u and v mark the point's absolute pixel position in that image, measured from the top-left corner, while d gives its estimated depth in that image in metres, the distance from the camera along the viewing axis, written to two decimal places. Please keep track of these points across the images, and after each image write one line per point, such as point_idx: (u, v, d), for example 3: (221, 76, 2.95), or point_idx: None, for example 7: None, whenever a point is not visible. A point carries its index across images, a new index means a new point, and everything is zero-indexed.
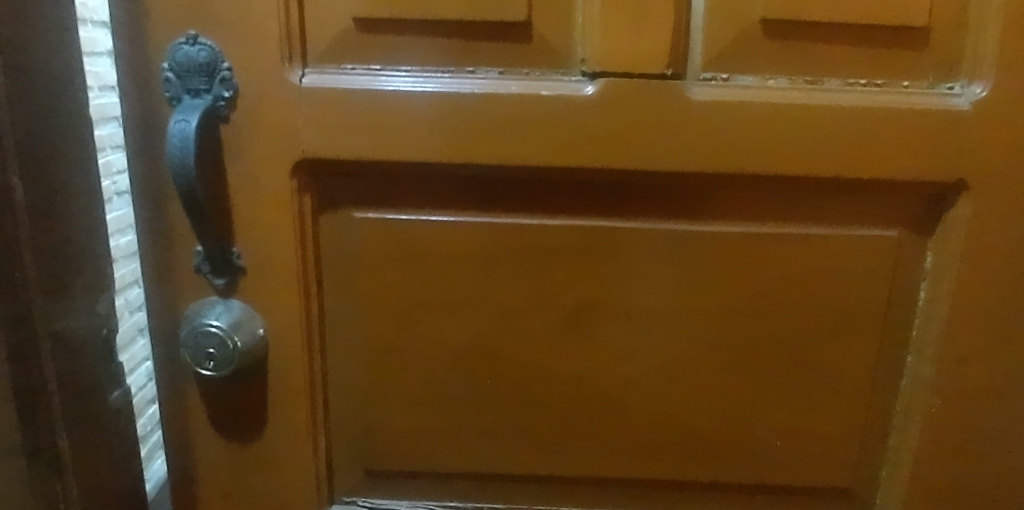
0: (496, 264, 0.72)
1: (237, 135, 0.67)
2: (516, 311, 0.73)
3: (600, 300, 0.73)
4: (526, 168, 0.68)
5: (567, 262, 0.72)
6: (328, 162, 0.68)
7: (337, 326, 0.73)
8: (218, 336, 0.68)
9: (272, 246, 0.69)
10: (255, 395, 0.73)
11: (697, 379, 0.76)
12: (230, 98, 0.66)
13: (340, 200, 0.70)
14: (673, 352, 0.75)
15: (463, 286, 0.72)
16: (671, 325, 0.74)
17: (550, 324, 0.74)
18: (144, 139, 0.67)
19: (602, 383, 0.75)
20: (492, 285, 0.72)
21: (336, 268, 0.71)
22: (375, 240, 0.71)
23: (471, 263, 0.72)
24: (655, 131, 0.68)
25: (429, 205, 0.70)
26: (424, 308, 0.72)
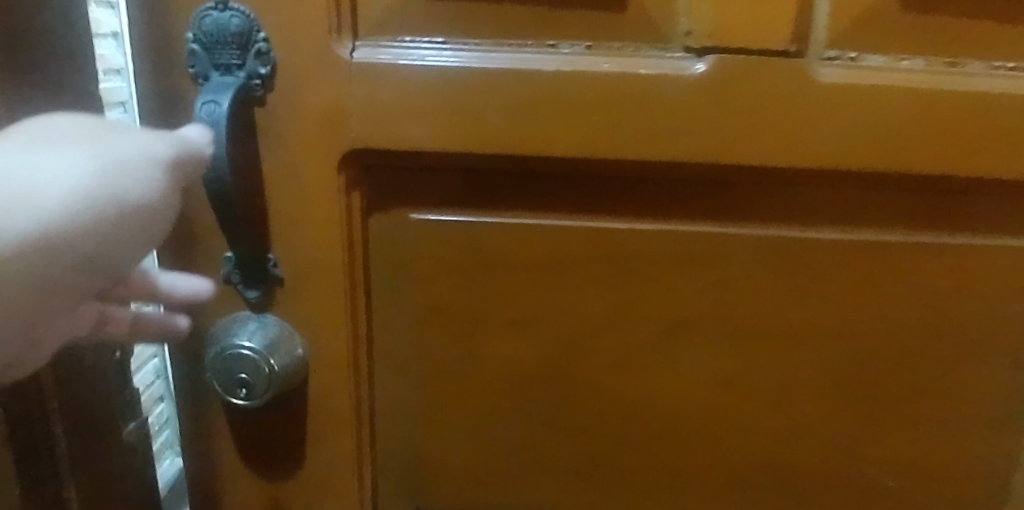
0: (573, 274, 0.61)
1: (276, 120, 0.56)
2: (595, 328, 0.63)
3: (689, 316, 0.63)
4: (616, 162, 0.58)
5: (656, 270, 0.62)
6: (382, 154, 0.58)
7: (388, 344, 0.63)
8: (251, 360, 0.58)
9: (314, 253, 0.59)
10: (292, 425, 0.63)
11: (800, 409, 0.66)
12: (268, 75, 0.55)
13: (394, 197, 0.60)
14: (773, 377, 0.65)
15: (535, 301, 0.62)
16: (771, 345, 0.64)
17: (634, 342, 0.64)
18: (167, 124, 0.57)
19: (690, 413, 0.65)
20: (567, 298, 0.62)
21: (388, 278, 0.61)
22: (434, 245, 0.60)
23: (546, 274, 0.61)
24: (771, 121, 0.57)
25: (498, 203, 0.60)
26: (490, 324, 0.62)
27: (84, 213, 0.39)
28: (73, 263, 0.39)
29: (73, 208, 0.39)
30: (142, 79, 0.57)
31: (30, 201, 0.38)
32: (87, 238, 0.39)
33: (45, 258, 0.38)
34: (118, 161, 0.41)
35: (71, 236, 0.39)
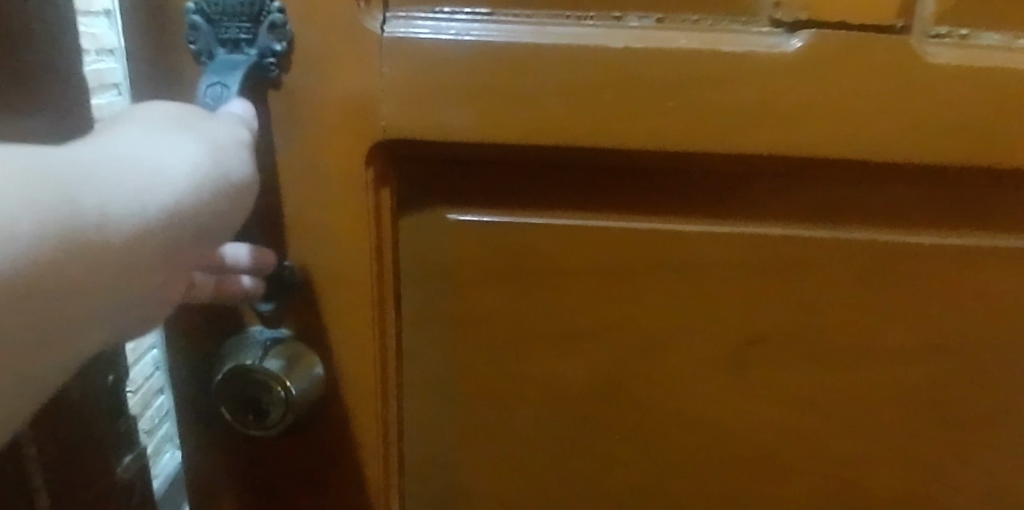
0: (631, 283, 0.54)
1: (295, 105, 0.48)
2: (653, 344, 0.55)
3: (762, 332, 0.55)
4: (687, 154, 0.49)
5: (726, 279, 0.54)
6: (416, 145, 0.49)
7: (420, 362, 0.55)
8: (263, 387, 0.50)
9: (338, 260, 0.51)
10: (311, 452, 0.56)
11: (888, 436, 0.58)
12: (283, 52, 0.47)
13: (429, 195, 0.52)
14: (855, 401, 0.57)
15: (589, 314, 0.54)
16: (855, 366, 0.56)
17: (697, 362, 0.55)
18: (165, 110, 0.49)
19: (761, 438, 0.58)
20: (622, 310, 0.54)
21: (421, 288, 0.53)
22: (475, 250, 0.52)
23: (602, 283, 0.53)
24: (876, 109, 0.48)
25: (548, 202, 0.52)
26: (534, 339, 0.55)
27: (211, 185, 0.38)
28: (203, 233, 0.38)
29: (202, 179, 0.38)
30: (137, 57, 0.48)
31: (165, 174, 0.36)
32: (213, 210, 0.39)
33: (185, 229, 0.37)
34: (217, 140, 0.41)
35: (205, 204, 0.38)
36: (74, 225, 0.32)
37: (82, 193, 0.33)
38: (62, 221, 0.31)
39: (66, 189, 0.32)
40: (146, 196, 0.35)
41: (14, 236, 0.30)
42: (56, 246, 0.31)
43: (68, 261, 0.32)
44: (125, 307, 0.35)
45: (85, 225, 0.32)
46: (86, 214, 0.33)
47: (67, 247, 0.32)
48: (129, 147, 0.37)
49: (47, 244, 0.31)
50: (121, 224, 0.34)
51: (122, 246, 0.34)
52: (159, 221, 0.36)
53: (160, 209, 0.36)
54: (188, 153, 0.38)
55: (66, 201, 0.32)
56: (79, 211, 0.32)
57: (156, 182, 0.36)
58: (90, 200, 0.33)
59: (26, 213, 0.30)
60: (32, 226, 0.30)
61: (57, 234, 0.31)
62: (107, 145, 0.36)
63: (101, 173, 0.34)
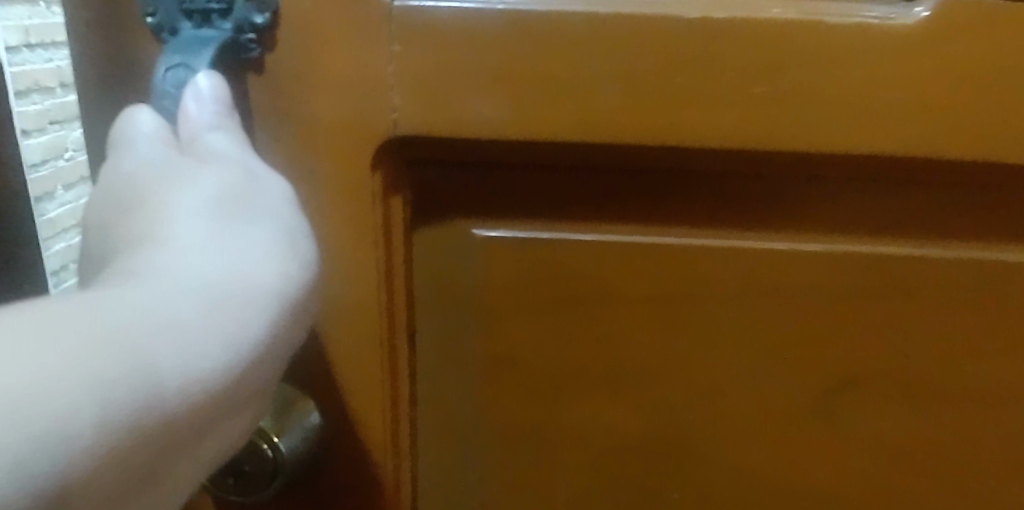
0: (698, 318, 0.43)
1: (280, 93, 0.38)
2: (722, 391, 0.45)
3: (857, 375, 0.44)
4: (777, 154, 0.39)
5: (814, 311, 0.43)
6: (436, 143, 0.39)
7: (438, 408, 0.45)
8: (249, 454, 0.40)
9: (337, 287, 0.41)
10: None
11: (1007, 492, 0.47)
12: (266, 26, 0.37)
13: (451, 203, 0.42)
14: (968, 455, 0.46)
15: (649, 351, 0.44)
16: (966, 414, 0.45)
17: (775, 412, 0.45)
18: (118, 98, 0.39)
19: (854, 496, 0.47)
20: (685, 349, 0.44)
21: (440, 318, 0.43)
22: (506, 274, 0.42)
23: (666, 314, 0.43)
24: (1018, 98, 0.38)
25: (596, 215, 0.42)
26: (577, 384, 0.44)
27: (300, 301, 0.30)
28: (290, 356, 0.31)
29: (286, 293, 0.30)
30: (78, 32, 0.38)
31: (248, 302, 0.28)
32: (301, 326, 0.31)
33: (273, 362, 0.29)
34: (287, 225, 0.32)
35: (292, 326, 0.30)
36: (156, 409, 0.24)
37: (161, 364, 0.24)
38: (142, 409, 0.23)
39: (144, 364, 0.24)
40: (235, 343, 0.27)
41: (85, 458, 0.22)
42: (134, 450, 0.23)
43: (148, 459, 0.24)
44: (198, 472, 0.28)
45: (169, 406, 0.24)
46: (172, 389, 0.24)
47: (144, 438, 0.24)
48: (200, 269, 0.28)
49: (126, 449, 0.23)
50: (209, 385, 0.26)
51: (205, 412, 0.26)
52: (252, 365, 0.27)
53: (251, 352, 0.27)
54: (268, 262, 0.30)
55: (146, 381, 0.24)
56: (165, 391, 0.24)
57: (241, 316, 0.27)
58: (176, 369, 0.25)
59: (95, 419, 0.22)
60: (110, 435, 0.22)
61: (140, 433, 0.23)
62: (173, 273, 0.27)
63: (179, 318, 0.26)
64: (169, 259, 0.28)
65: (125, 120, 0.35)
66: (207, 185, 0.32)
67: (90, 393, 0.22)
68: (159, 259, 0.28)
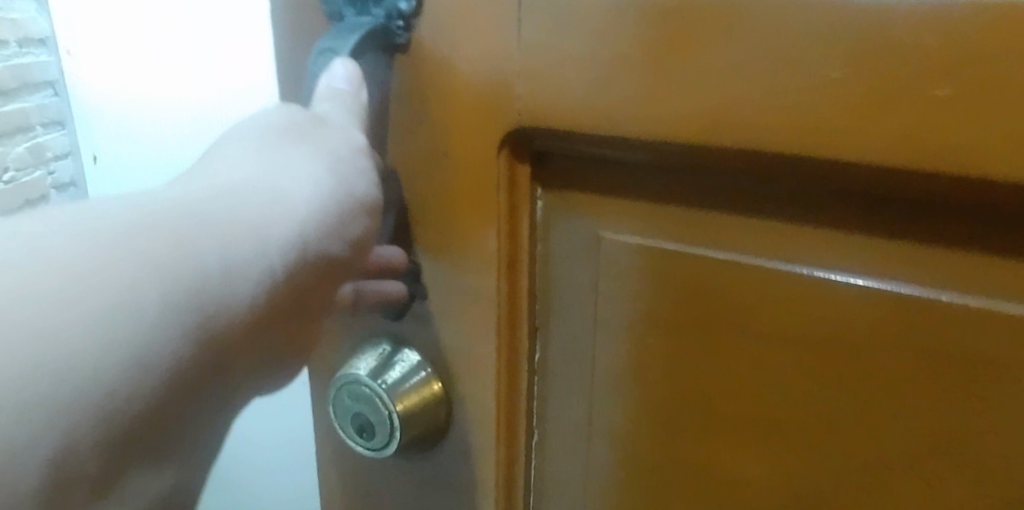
0: (834, 364, 0.36)
1: (420, 79, 0.39)
2: (868, 458, 0.37)
3: None
4: (946, 179, 0.31)
5: (988, 387, 0.34)
6: (557, 135, 0.38)
7: (556, 409, 0.43)
8: (383, 411, 0.42)
9: (460, 271, 0.41)
10: (420, 488, 0.46)
11: None
12: (412, 13, 0.38)
13: (579, 200, 0.40)
14: None
15: (774, 392, 0.38)
16: None
17: (913, 498, 0.37)
18: (281, 76, 0.42)
19: None
20: (811, 397, 0.37)
21: (563, 318, 0.42)
22: (627, 280, 0.40)
23: (793, 353, 0.37)
24: None
25: (729, 231, 0.37)
26: (682, 421, 0.40)
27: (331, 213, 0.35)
28: (336, 260, 0.36)
29: (313, 201, 0.35)
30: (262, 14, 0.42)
31: (271, 211, 0.33)
32: (343, 233, 0.36)
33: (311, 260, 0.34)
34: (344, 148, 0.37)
35: (327, 225, 0.35)
36: (174, 305, 0.29)
37: (180, 266, 0.29)
38: (157, 306, 0.28)
39: (171, 263, 0.29)
40: (253, 248, 0.32)
41: (104, 350, 0.27)
42: (169, 343, 0.28)
43: (191, 348, 0.29)
44: (268, 359, 0.34)
45: (198, 296, 0.29)
46: (189, 289, 0.29)
47: (167, 331, 0.28)
48: (238, 188, 0.33)
49: (162, 343, 0.28)
50: (226, 285, 0.31)
51: (230, 307, 0.31)
52: (283, 259, 0.33)
53: (274, 251, 0.33)
54: (302, 183, 0.35)
55: (162, 281, 0.29)
56: (195, 283, 0.29)
57: (262, 223, 0.33)
58: (202, 266, 0.30)
59: (128, 302, 0.28)
60: (141, 333, 0.28)
61: (162, 325, 0.28)
62: (213, 192, 0.33)
63: (209, 225, 0.31)
64: (221, 180, 0.33)
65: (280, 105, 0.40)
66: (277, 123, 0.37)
67: (102, 296, 0.27)
68: (212, 177, 0.34)
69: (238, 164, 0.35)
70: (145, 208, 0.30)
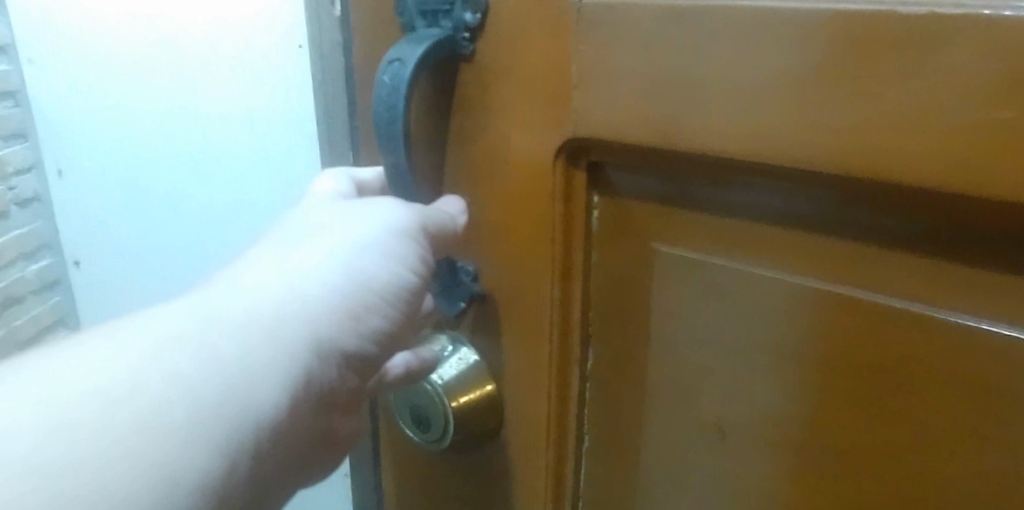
0: (886, 398, 0.35)
1: (484, 88, 0.40)
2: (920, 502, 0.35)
3: None
4: (1003, 206, 0.30)
5: None
6: (609, 148, 0.38)
7: (608, 415, 0.44)
8: (437, 407, 0.45)
9: (518, 271, 0.43)
10: (481, 475, 0.49)
11: None
12: (478, 26, 0.39)
13: (633, 213, 0.40)
14: None
15: (824, 420, 0.37)
16: None
17: None
18: (364, 83, 0.45)
19: None
20: (864, 432, 0.36)
21: (615, 326, 0.42)
22: (679, 294, 0.39)
23: (845, 386, 0.36)
24: None
25: (783, 249, 0.36)
26: (708, 431, 0.40)
27: (356, 303, 0.36)
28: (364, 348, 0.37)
29: (338, 290, 0.36)
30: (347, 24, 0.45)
31: (292, 303, 0.34)
32: (370, 323, 0.37)
33: (333, 346, 0.35)
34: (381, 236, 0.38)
35: (342, 318, 0.35)
36: (199, 414, 0.30)
37: (204, 383, 0.31)
38: (185, 424, 0.30)
39: (195, 378, 0.31)
40: (275, 346, 0.33)
41: (127, 469, 0.28)
42: (201, 456, 0.30)
43: (222, 455, 0.31)
44: (304, 445, 0.35)
45: (225, 406, 0.31)
46: (215, 399, 0.31)
47: (194, 442, 0.30)
48: (264, 285, 0.34)
49: (192, 459, 0.30)
50: (257, 390, 0.32)
51: (260, 409, 0.32)
52: (305, 352, 0.34)
53: (297, 344, 0.34)
54: (326, 273, 0.36)
55: (189, 401, 0.30)
56: (225, 398, 0.31)
57: (284, 316, 0.34)
58: (224, 374, 0.31)
59: (156, 418, 0.29)
60: (170, 449, 0.29)
61: (194, 437, 0.30)
62: (236, 294, 0.34)
63: (229, 327, 0.33)
64: (236, 284, 0.34)
65: (349, 172, 0.43)
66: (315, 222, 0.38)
67: (130, 418, 0.29)
68: (242, 276, 0.35)
69: (267, 261, 0.36)
70: (170, 324, 0.32)
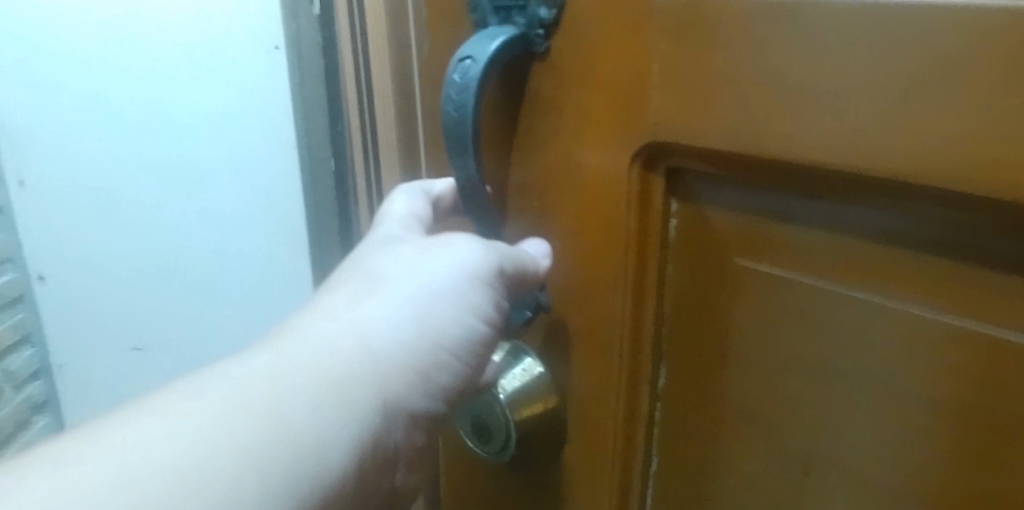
0: (995, 438, 0.32)
1: (557, 88, 0.38)
2: None
3: None
4: None
5: None
6: (691, 153, 0.36)
7: (677, 438, 0.41)
8: (499, 418, 0.43)
9: (588, 281, 0.41)
10: (542, 490, 0.47)
11: None
12: (553, 22, 0.37)
13: (714, 224, 0.37)
14: None
15: (922, 457, 0.34)
16: None
17: None
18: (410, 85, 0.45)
19: None
20: (968, 473, 0.33)
21: (690, 343, 0.39)
22: (762, 313, 0.37)
23: (947, 422, 0.33)
24: None
25: (881, 270, 0.33)
26: (792, 467, 0.38)
27: (423, 352, 0.36)
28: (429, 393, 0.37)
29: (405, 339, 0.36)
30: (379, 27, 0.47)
31: (359, 354, 0.35)
32: (436, 372, 0.37)
33: (399, 395, 0.36)
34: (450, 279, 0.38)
35: (409, 370, 0.36)
36: (272, 472, 0.31)
37: (277, 441, 0.32)
38: (261, 482, 0.31)
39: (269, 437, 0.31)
40: (344, 400, 0.34)
41: None
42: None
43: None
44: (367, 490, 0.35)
45: (298, 461, 0.32)
46: (287, 457, 0.32)
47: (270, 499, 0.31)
48: (331, 333, 0.35)
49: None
50: (326, 445, 0.33)
51: (330, 464, 0.33)
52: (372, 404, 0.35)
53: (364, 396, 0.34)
54: (395, 321, 0.36)
55: (263, 459, 0.31)
56: (298, 455, 0.32)
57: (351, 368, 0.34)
58: (296, 433, 0.32)
59: (236, 476, 0.30)
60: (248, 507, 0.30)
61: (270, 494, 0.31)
62: (305, 345, 0.34)
63: (301, 381, 0.33)
64: (312, 343, 0.35)
65: (422, 187, 0.42)
66: (384, 262, 0.38)
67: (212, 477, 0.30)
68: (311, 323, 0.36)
69: (336, 306, 0.36)
70: (242, 379, 0.33)
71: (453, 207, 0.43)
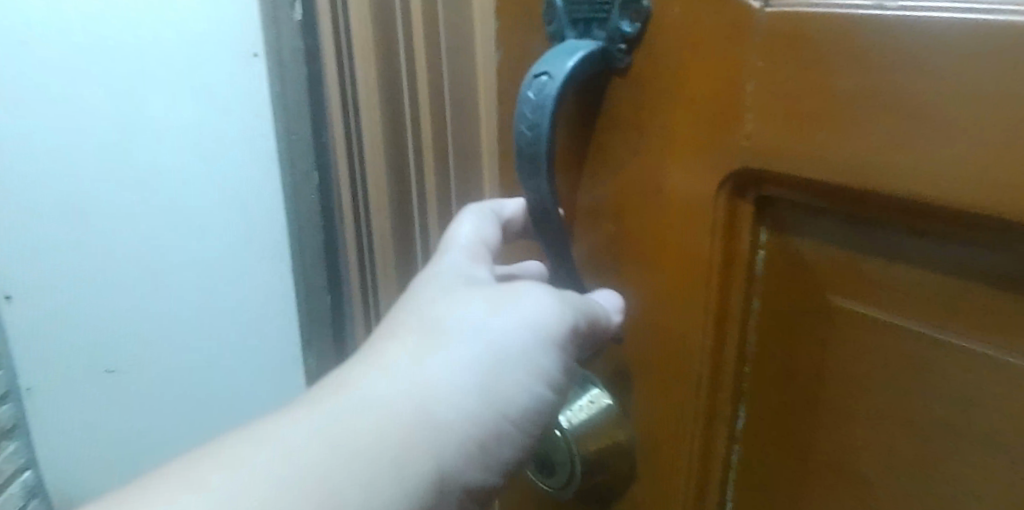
0: None
1: (638, 106, 0.36)
2: None
3: None
4: None
5: None
6: (785, 181, 0.33)
7: (755, 482, 0.39)
8: (563, 455, 0.41)
9: (663, 313, 0.38)
10: None
11: None
12: (637, 37, 0.35)
13: (806, 259, 0.34)
14: None
15: None
16: None
17: None
18: (417, 98, 0.43)
19: None
20: None
21: (774, 385, 0.37)
22: (857, 358, 0.34)
23: None
24: None
25: (997, 320, 0.30)
26: None
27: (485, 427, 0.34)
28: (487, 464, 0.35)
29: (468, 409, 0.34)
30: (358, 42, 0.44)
31: (419, 428, 0.33)
32: (497, 445, 0.35)
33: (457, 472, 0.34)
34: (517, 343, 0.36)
35: (469, 446, 0.34)
36: None
37: None
38: None
39: None
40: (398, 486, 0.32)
41: None
42: None
43: None
44: None
45: None
46: None
47: None
48: (391, 406, 0.33)
49: None
50: None
51: None
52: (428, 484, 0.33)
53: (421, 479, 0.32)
54: (456, 393, 0.34)
55: None
56: None
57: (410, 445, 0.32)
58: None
59: None
60: None
61: None
62: (362, 419, 0.33)
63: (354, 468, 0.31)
64: (369, 413, 0.33)
65: (492, 207, 0.40)
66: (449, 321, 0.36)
67: None
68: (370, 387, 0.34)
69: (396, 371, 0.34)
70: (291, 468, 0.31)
71: (522, 229, 0.40)
